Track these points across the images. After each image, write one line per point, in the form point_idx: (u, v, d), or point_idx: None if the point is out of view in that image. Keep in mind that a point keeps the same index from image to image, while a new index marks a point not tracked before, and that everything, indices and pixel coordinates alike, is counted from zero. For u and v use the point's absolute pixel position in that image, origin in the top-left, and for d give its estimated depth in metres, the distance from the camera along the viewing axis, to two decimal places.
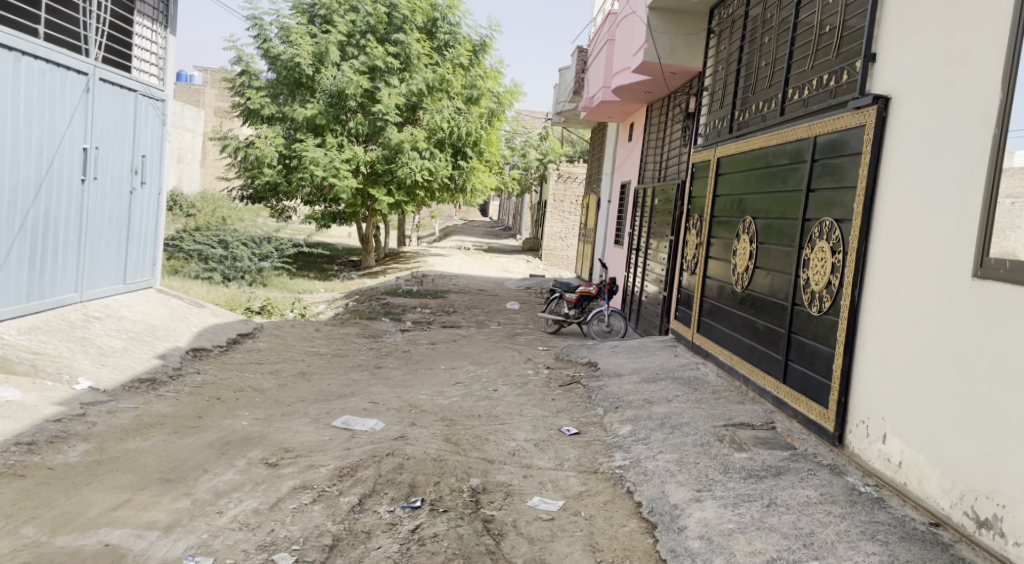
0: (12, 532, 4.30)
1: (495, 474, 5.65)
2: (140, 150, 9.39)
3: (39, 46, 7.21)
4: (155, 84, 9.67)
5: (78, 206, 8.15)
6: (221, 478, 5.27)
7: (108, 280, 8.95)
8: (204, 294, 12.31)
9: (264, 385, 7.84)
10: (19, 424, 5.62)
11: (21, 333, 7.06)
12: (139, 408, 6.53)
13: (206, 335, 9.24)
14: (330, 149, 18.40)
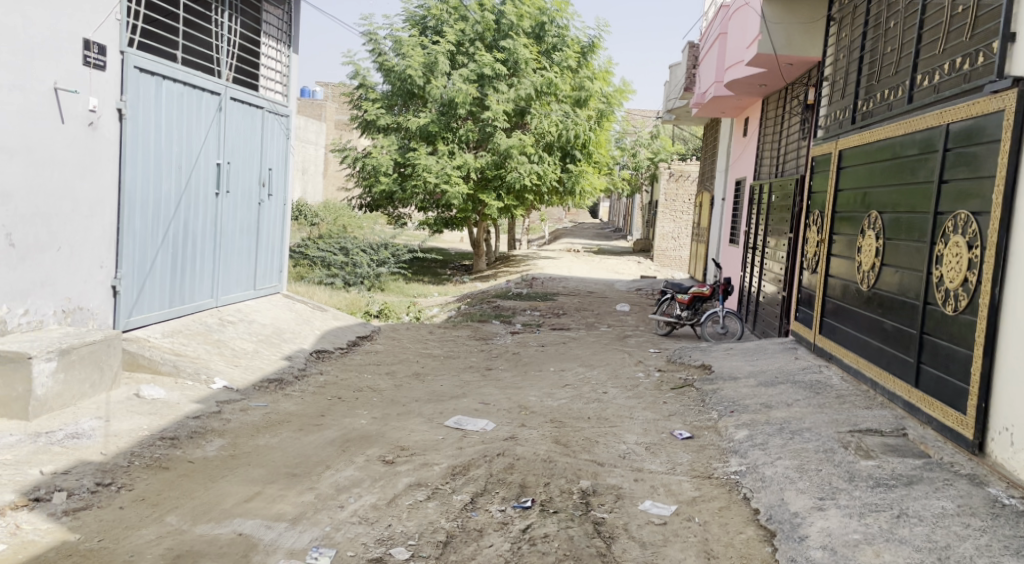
0: (157, 520, 4.58)
1: (605, 477, 5.60)
2: (267, 163, 9.88)
3: (177, 70, 7.67)
4: (280, 100, 10.15)
5: (213, 218, 8.65)
6: (342, 474, 5.46)
7: (239, 286, 9.45)
8: (326, 299, 12.84)
9: (380, 386, 8.07)
10: (162, 420, 6.02)
11: (164, 336, 7.57)
12: (267, 407, 6.86)
13: (327, 337, 9.62)
14: (442, 157, 18.82)
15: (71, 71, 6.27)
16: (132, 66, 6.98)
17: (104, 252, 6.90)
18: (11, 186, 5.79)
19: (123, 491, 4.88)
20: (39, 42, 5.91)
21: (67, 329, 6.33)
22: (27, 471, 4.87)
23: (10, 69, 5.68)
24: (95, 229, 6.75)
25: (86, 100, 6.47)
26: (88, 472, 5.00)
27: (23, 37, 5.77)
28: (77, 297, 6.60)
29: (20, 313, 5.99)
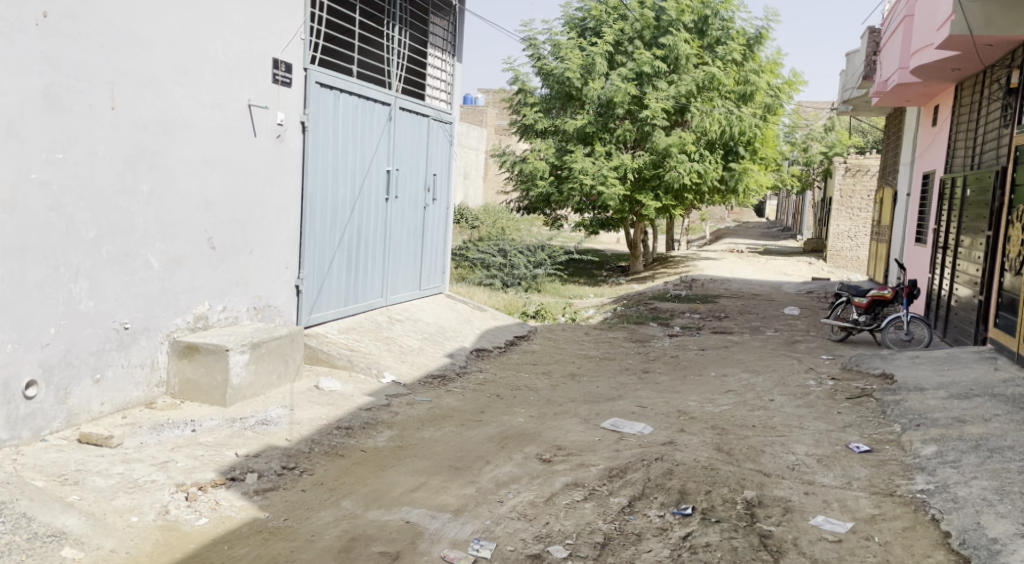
0: (334, 503, 4.82)
1: (772, 488, 5.32)
2: (432, 169, 10.19)
3: (353, 84, 8.07)
4: (445, 108, 10.45)
5: (383, 222, 9.03)
6: (501, 470, 5.52)
7: (406, 287, 9.81)
8: (484, 299, 13.08)
9: (537, 385, 8.10)
10: (338, 410, 6.35)
11: (339, 332, 7.99)
12: (431, 401, 7.06)
13: (487, 336, 9.80)
14: (599, 158, 18.74)
15: (262, 88, 6.73)
16: (314, 81, 7.41)
17: (288, 254, 7.36)
18: (213, 195, 6.28)
19: (305, 475, 5.16)
20: (236, 64, 6.39)
21: (257, 325, 6.80)
22: (224, 453, 5.25)
23: (212, 88, 6.16)
24: (282, 233, 7.22)
25: (274, 114, 6.92)
26: (275, 456, 5.34)
27: (224, 59, 6.25)
28: (266, 296, 7.08)
29: (219, 310, 6.50)
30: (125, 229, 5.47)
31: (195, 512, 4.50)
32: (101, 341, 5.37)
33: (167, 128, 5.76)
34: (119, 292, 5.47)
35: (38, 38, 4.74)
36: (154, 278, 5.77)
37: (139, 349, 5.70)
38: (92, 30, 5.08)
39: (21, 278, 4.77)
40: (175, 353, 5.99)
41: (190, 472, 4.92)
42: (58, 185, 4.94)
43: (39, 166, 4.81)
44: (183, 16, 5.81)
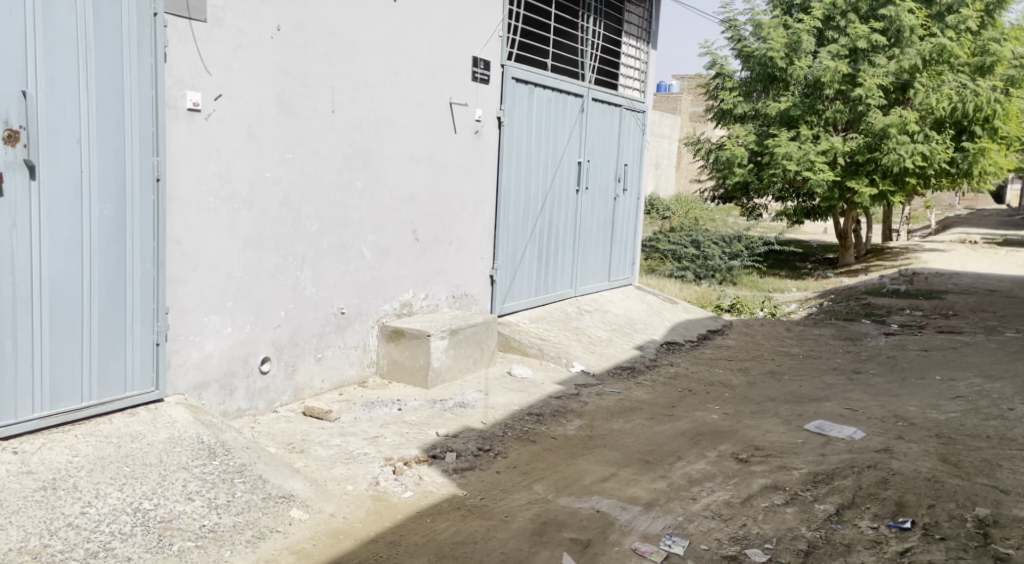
0: (527, 487, 4.85)
1: (1009, 507, 4.71)
2: (623, 159, 10.03)
3: (547, 77, 8.09)
4: (638, 97, 10.23)
5: (574, 214, 9.00)
6: (694, 467, 5.31)
7: (596, 278, 9.74)
8: (676, 292, 12.73)
9: (733, 381, 7.74)
10: (529, 397, 6.41)
11: (531, 322, 8.08)
12: (621, 393, 6.94)
13: (679, 329, 9.52)
14: (805, 142, 17.57)
15: (463, 86, 6.92)
16: (511, 77, 7.51)
17: (484, 246, 7.53)
18: (418, 189, 6.53)
19: (499, 458, 5.25)
20: (439, 64, 6.60)
21: (455, 313, 7.02)
22: (426, 432, 5.46)
23: (418, 88, 6.40)
24: (478, 225, 7.39)
25: (473, 110, 7.09)
26: (472, 437, 5.47)
27: (428, 59, 6.48)
28: (464, 285, 7.29)
29: (421, 297, 6.77)
30: (343, 222, 5.81)
31: (401, 485, 4.71)
32: (322, 324, 5.76)
33: (379, 128, 6.05)
34: (336, 280, 5.83)
35: (273, 50, 5.12)
36: (366, 267, 6.10)
37: (353, 332, 6.06)
38: (316, 39, 5.43)
39: (257, 266, 5.19)
40: (384, 337, 6.32)
41: (396, 447, 5.16)
42: (287, 182, 5.33)
43: (272, 166, 5.21)
44: (393, 22, 6.07)
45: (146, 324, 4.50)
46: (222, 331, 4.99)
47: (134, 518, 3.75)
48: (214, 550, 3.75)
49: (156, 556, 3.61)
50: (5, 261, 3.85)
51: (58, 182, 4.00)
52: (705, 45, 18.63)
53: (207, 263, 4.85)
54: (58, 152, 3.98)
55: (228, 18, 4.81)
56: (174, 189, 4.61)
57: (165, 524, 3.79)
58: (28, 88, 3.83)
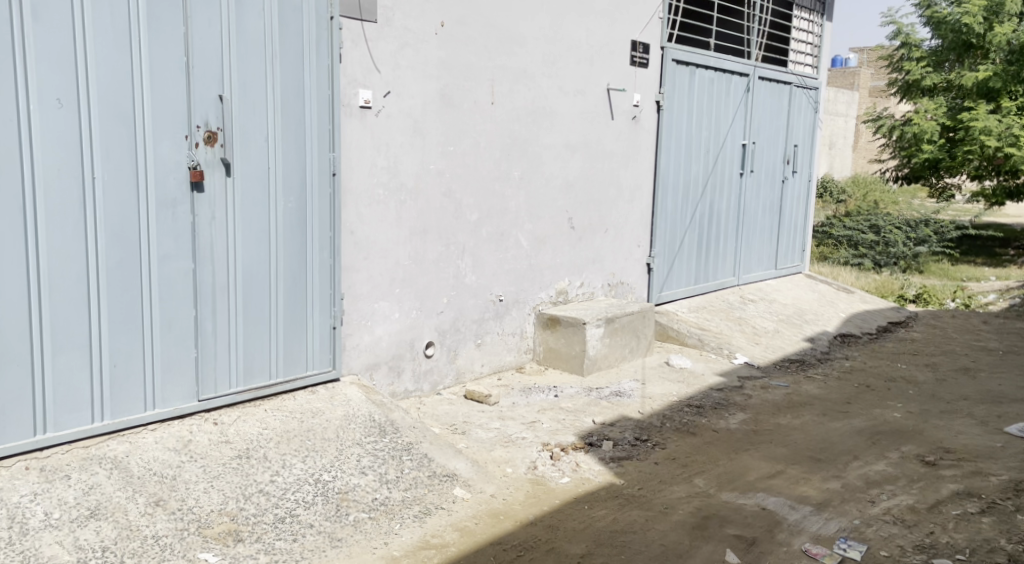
0: (687, 480, 4.76)
1: None
2: (793, 140, 9.52)
3: (710, 57, 7.84)
4: (810, 73, 9.65)
5: (738, 198, 8.66)
6: (872, 468, 4.98)
7: (762, 266, 9.33)
8: (852, 281, 11.92)
9: (918, 377, 7.16)
10: (689, 388, 6.28)
11: (691, 311, 7.88)
12: (789, 387, 6.62)
13: (855, 321, 8.93)
14: (1007, 115, 15.85)
15: (622, 71, 6.85)
16: (671, 60, 7.34)
17: (642, 233, 7.43)
18: (574, 177, 6.54)
19: (658, 449, 5.18)
20: (598, 50, 6.57)
21: (612, 301, 6.99)
22: (583, 419, 5.49)
23: (576, 76, 6.41)
24: (635, 212, 7.30)
25: (632, 96, 7.01)
26: (629, 427, 5.44)
27: (587, 46, 6.46)
28: (620, 272, 7.24)
29: (578, 285, 6.79)
30: (501, 211, 5.94)
31: (559, 471, 4.77)
32: (482, 311, 5.93)
33: (537, 117, 6.12)
34: (495, 268, 5.98)
35: (437, 45, 5.31)
36: (523, 255, 6.20)
37: (511, 319, 6.19)
38: (478, 33, 5.57)
39: (421, 254, 5.42)
40: (540, 325, 6.41)
41: (554, 434, 5.23)
42: (449, 174, 5.52)
43: (436, 158, 5.41)
44: (553, 11, 6.11)
45: (324, 309, 4.82)
46: (390, 316, 5.27)
47: (316, 488, 4.05)
48: (386, 523, 3.98)
49: (335, 524, 3.88)
50: (208, 250, 4.20)
51: (250, 178, 4.34)
52: (886, 14, 16.85)
53: (377, 252, 5.13)
54: (250, 151, 4.32)
55: (396, 18, 5.04)
56: (349, 183, 4.89)
57: (343, 495, 4.07)
58: (224, 92, 4.18)
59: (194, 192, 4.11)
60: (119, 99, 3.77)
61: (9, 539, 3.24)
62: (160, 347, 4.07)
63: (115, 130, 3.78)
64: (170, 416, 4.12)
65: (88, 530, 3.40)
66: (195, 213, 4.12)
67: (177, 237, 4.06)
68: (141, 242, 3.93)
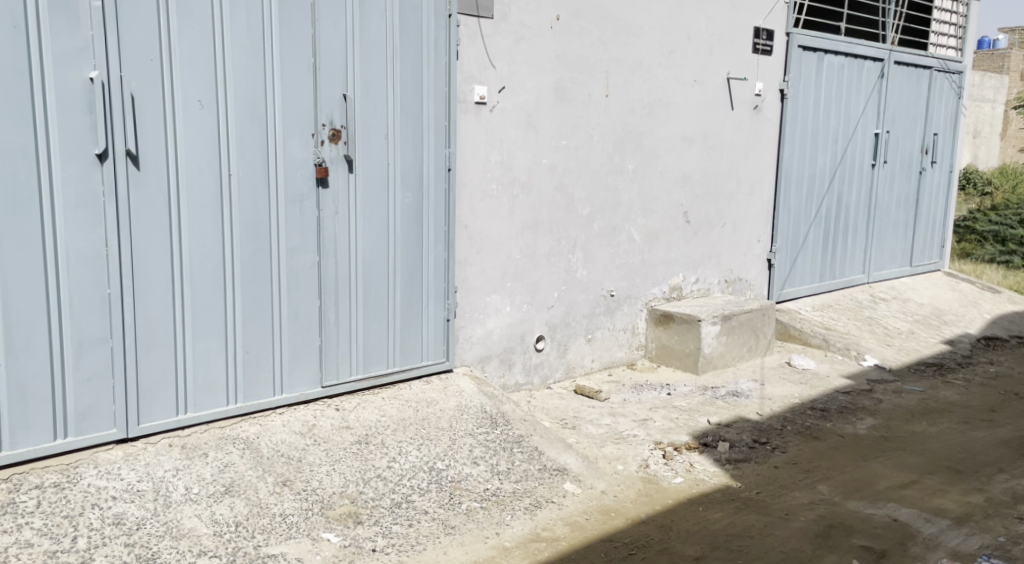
0: (810, 486, 4.55)
1: None
2: (933, 128, 8.89)
3: (840, 42, 7.45)
4: (953, 56, 8.99)
5: (869, 191, 8.19)
6: (1020, 482, 4.59)
7: (895, 262, 8.78)
8: (999, 279, 11.03)
9: None
10: (812, 390, 6.00)
11: (815, 309, 7.53)
12: (924, 392, 6.20)
13: (1003, 323, 8.26)
14: None
15: (743, 59, 6.62)
16: (796, 46, 7.03)
17: (762, 228, 7.16)
18: (691, 169, 6.38)
19: (777, 452, 4.98)
20: (718, 38, 6.37)
21: (729, 298, 6.78)
22: (697, 418, 5.36)
23: (695, 66, 6.24)
24: (755, 206, 7.03)
25: (754, 85, 6.76)
26: (746, 429, 5.25)
27: (706, 35, 6.28)
28: (738, 268, 7.01)
29: (692, 281, 6.62)
30: (613, 205, 5.87)
31: (672, 470, 4.68)
32: (593, 305, 5.88)
33: (652, 109, 6.01)
34: (607, 262, 5.92)
35: (552, 39, 5.30)
36: (636, 250, 6.10)
37: (623, 314, 6.11)
38: (593, 25, 5.52)
39: (533, 248, 5.43)
40: (652, 321, 6.29)
41: (667, 432, 5.13)
42: (562, 168, 5.50)
43: (549, 152, 5.41)
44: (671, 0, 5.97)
45: (438, 301, 4.91)
46: (501, 310, 5.31)
47: (430, 476, 4.14)
48: (497, 513, 4.02)
49: (448, 512, 3.95)
50: (331, 243, 4.35)
51: (371, 174, 4.46)
52: None
53: (489, 246, 5.18)
54: (371, 147, 4.44)
55: (512, 13, 5.06)
56: (463, 177, 4.96)
57: (455, 484, 4.14)
58: (348, 92, 4.31)
59: (319, 188, 4.27)
60: (253, 101, 3.96)
61: (155, 510, 3.44)
62: (288, 335, 4.25)
63: (249, 130, 3.96)
64: (296, 401, 4.31)
65: (224, 505, 3.58)
66: (320, 208, 4.28)
67: (303, 231, 4.23)
68: (271, 236, 4.11)
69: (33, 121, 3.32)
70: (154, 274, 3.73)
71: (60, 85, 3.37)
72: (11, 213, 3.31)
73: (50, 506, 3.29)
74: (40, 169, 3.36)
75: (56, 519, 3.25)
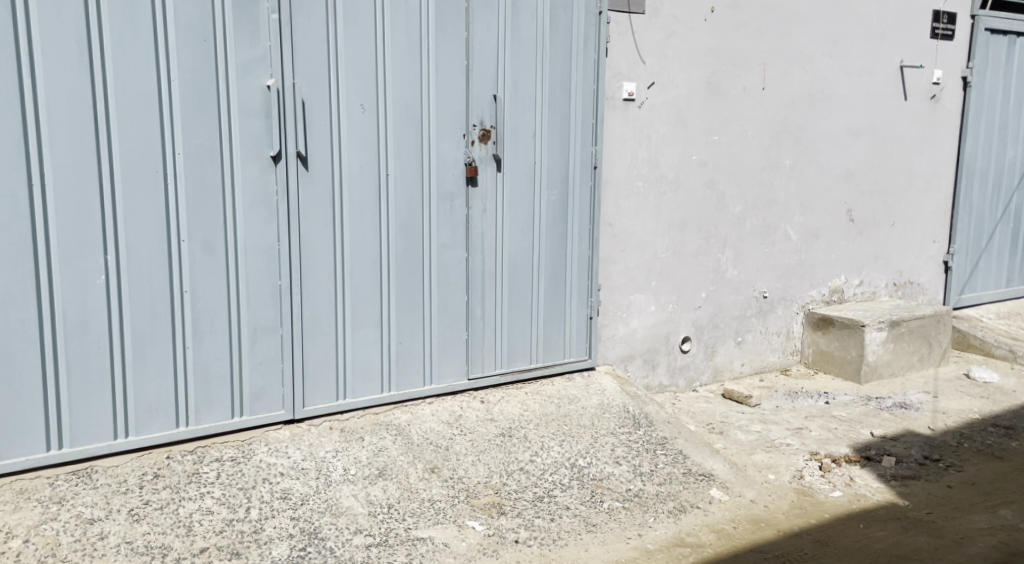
0: (989, 510, 4.15)
1: None
2: None
3: None
4: None
5: None
6: None
7: None
8: None
9: None
10: (994, 406, 5.47)
11: (1001, 317, 6.86)
12: None
13: None
14: None
15: (920, 45, 6.15)
16: (982, 29, 6.45)
17: (939, 227, 6.60)
18: (856, 165, 5.99)
19: (950, 471, 4.59)
20: (891, 24, 5.96)
21: (897, 302, 6.33)
22: (858, 430, 5.04)
23: (863, 55, 5.87)
24: (931, 203, 6.50)
25: (931, 72, 6.26)
26: (915, 443, 4.88)
27: (877, 21, 5.89)
28: (909, 271, 6.51)
29: (856, 284, 6.22)
30: (769, 203, 5.63)
31: (829, 484, 4.43)
32: (744, 307, 5.67)
33: (815, 101, 5.70)
34: (760, 262, 5.68)
35: (706, 32, 5.15)
36: (792, 250, 5.82)
37: (776, 318, 5.86)
38: (751, 16, 5.31)
39: (681, 247, 5.30)
40: (810, 325, 6.00)
41: (824, 443, 4.86)
42: (713, 164, 5.33)
43: (699, 148, 5.26)
44: None
45: (582, 299, 4.92)
46: (646, 309, 5.23)
47: (572, 472, 4.16)
48: (640, 514, 3.97)
49: (590, 509, 3.94)
50: (478, 240, 4.46)
51: (519, 173, 4.54)
52: None
53: (635, 244, 5.11)
54: (519, 146, 4.51)
55: (664, 7, 4.96)
56: (609, 175, 4.93)
57: (597, 482, 4.13)
58: (499, 92, 4.41)
59: (468, 186, 4.39)
60: (409, 103, 4.13)
61: (317, 487, 3.68)
62: (437, 328, 4.41)
63: (405, 131, 4.14)
64: (444, 392, 4.47)
65: (378, 487, 3.78)
66: (469, 206, 4.40)
67: (453, 228, 4.37)
68: (424, 233, 4.28)
69: (220, 126, 3.64)
70: (319, 267, 3.99)
71: (242, 94, 3.68)
72: (200, 211, 3.64)
73: (229, 478, 3.61)
74: (225, 170, 3.68)
75: (233, 490, 3.56)
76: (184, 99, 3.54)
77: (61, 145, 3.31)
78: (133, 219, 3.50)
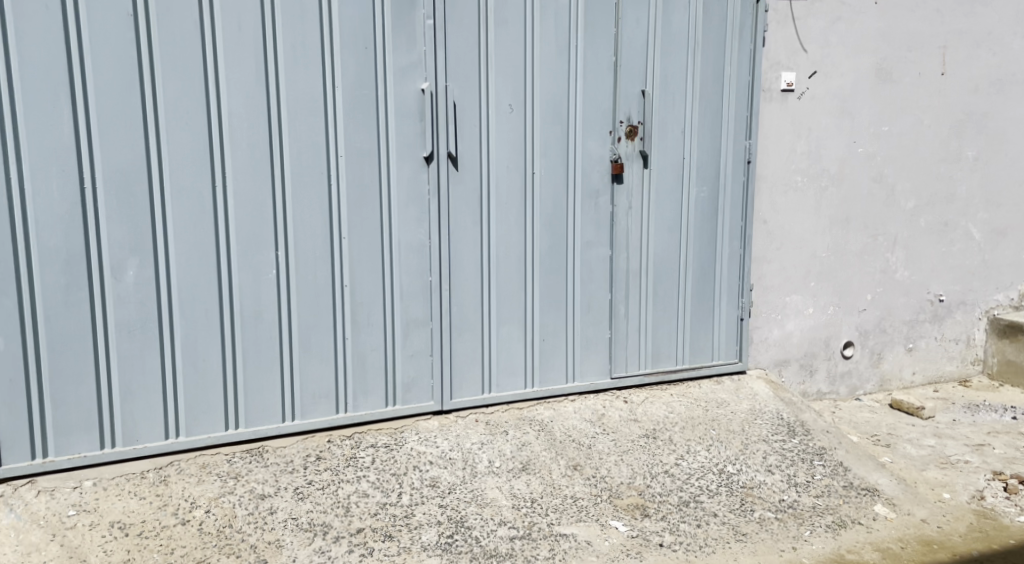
0: None
1: None
2: None
3: None
4: None
5: None
6: None
7: None
8: None
9: None
10: None
11: None
12: None
13: None
14: None
15: None
16: None
17: None
18: None
19: None
20: None
21: None
22: None
23: None
24: None
25: None
26: None
27: None
28: None
29: None
30: (947, 198, 5.19)
31: (1014, 507, 4.03)
32: (915, 312, 5.26)
33: (1003, 86, 5.25)
34: (936, 263, 5.25)
35: (876, 16, 4.80)
36: (974, 249, 5.36)
37: (954, 324, 5.42)
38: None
39: (843, 246, 4.97)
40: (994, 332, 5.55)
41: (1010, 462, 4.42)
42: (882, 157, 4.97)
43: (866, 140, 4.91)
44: None
45: (733, 300, 4.75)
46: (804, 311, 4.95)
47: (720, 479, 4.01)
48: (794, 527, 3.76)
49: (739, 518, 3.79)
50: (623, 238, 4.41)
51: (668, 169, 4.44)
52: None
53: (792, 242, 4.85)
54: (667, 141, 4.41)
55: None
56: (764, 170, 4.69)
57: (748, 490, 3.96)
58: (648, 87, 4.33)
59: (614, 184, 4.35)
60: (555, 102, 4.15)
61: (462, 478, 3.79)
62: (581, 326, 4.41)
63: (551, 129, 4.17)
64: (588, 390, 4.46)
65: (521, 481, 3.84)
66: (615, 203, 4.36)
67: (598, 225, 4.35)
68: (569, 230, 4.29)
69: (378, 128, 3.82)
70: (467, 264, 4.10)
71: (398, 97, 3.84)
72: (359, 209, 3.84)
73: (382, 463, 3.79)
74: (382, 171, 3.86)
75: (386, 476, 3.73)
76: (347, 103, 3.75)
77: (241, 149, 3.60)
78: (302, 217, 3.75)
